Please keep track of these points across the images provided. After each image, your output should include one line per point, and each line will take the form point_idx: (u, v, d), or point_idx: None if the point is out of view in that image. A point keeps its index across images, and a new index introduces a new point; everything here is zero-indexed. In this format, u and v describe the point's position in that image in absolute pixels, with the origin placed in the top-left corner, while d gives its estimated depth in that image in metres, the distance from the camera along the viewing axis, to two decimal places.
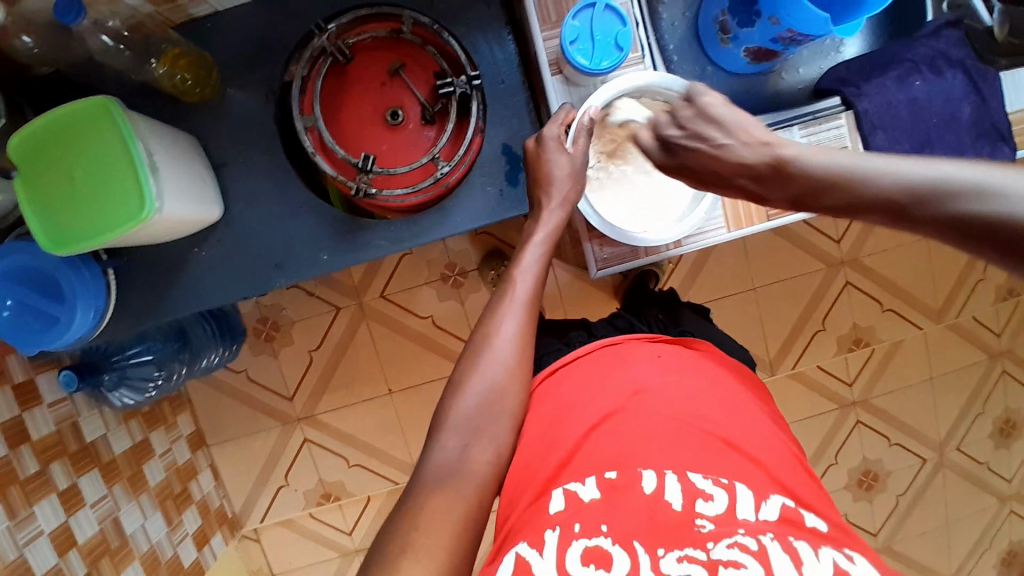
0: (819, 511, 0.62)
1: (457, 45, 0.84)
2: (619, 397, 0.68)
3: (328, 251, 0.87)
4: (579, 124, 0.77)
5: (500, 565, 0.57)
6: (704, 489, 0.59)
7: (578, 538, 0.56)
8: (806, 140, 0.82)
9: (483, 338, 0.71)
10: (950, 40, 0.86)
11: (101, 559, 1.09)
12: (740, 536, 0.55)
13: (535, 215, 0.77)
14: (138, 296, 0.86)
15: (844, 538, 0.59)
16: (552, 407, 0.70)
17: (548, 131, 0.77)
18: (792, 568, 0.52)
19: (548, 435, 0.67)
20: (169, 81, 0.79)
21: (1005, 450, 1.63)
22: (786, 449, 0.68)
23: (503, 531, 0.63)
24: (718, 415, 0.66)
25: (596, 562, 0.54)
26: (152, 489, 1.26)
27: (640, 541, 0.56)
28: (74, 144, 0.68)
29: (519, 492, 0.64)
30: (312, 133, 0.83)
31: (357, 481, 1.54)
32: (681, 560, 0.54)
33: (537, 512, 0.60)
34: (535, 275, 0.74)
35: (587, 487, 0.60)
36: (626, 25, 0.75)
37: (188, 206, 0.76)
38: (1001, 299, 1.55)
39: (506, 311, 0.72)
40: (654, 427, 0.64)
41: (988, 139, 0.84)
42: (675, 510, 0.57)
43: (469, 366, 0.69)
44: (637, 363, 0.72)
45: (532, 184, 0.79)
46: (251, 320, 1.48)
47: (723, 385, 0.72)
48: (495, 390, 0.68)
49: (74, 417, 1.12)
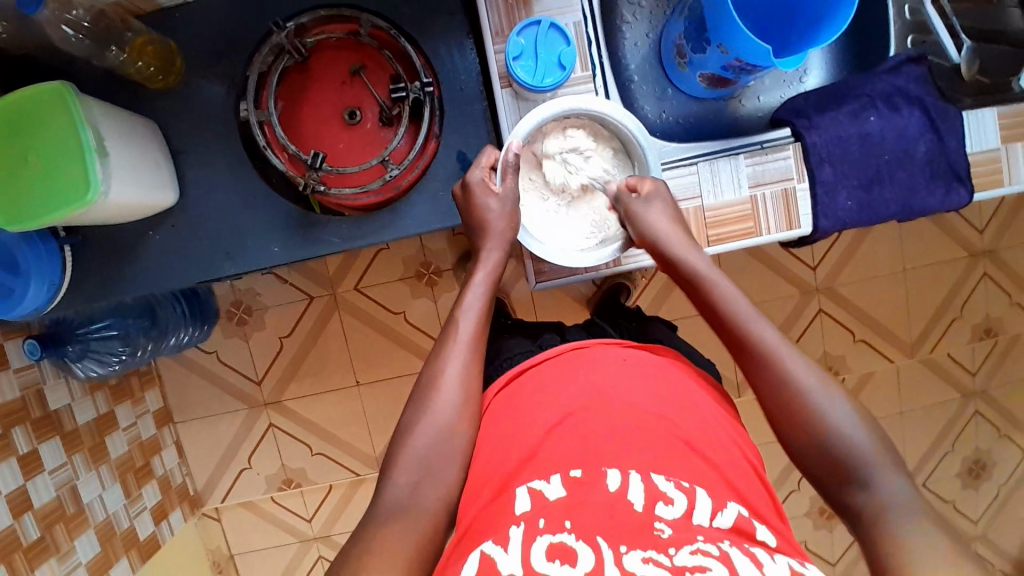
0: (773, 524, 0.62)
1: (412, 49, 0.86)
2: (583, 396, 0.67)
3: (279, 245, 0.89)
4: (504, 162, 0.79)
5: (462, 565, 0.55)
6: (666, 491, 0.58)
7: (542, 534, 0.54)
8: (750, 170, 0.84)
9: (429, 378, 0.69)
10: (910, 76, 0.86)
11: (55, 525, 1.12)
12: (701, 543, 0.54)
13: (474, 255, 0.79)
14: (92, 273, 0.88)
15: (792, 550, 0.60)
16: (517, 405, 0.70)
17: (472, 175, 0.80)
18: (752, 566, 0.52)
19: (509, 442, 0.66)
20: (132, 68, 0.82)
21: (972, 491, 1.59)
22: (743, 460, 0.66)
23: (460, 530, 0.62)
24: (681, 417, 0.66)
25: (560, 558, 0.52)
26: (113, 461, 1.29)
27: (603, 538, 0.54)
28: (27, 126, 0.71)
29: (478, 493, 0.63)
30: (266, 127, 0.86)
31: (318, 469, 1.55)
32: (645, 561, 0.52)
33: (501, 511, 0.59)
34: (478, 312, 0.73)
35: (552, 485, 0.59)
36: (570, 44, 0.79)
37: (138, 191, 0.78)
38: (977, 338, 1.53)
39: (451, 352, 0.70)
40: (618, 428, 0.63)
41: (943, 179, 0.85)
42: (636, 512, 0.56)
43: (416, 412, 0.67)
44: (604, 366, 0.71)
45: (469, 224, 0.81)
46: (225, 303, 1.49)
47: (689, 388, 0.71)
48: (442, 432, 0.66)
49: (39, 384, 1.15)
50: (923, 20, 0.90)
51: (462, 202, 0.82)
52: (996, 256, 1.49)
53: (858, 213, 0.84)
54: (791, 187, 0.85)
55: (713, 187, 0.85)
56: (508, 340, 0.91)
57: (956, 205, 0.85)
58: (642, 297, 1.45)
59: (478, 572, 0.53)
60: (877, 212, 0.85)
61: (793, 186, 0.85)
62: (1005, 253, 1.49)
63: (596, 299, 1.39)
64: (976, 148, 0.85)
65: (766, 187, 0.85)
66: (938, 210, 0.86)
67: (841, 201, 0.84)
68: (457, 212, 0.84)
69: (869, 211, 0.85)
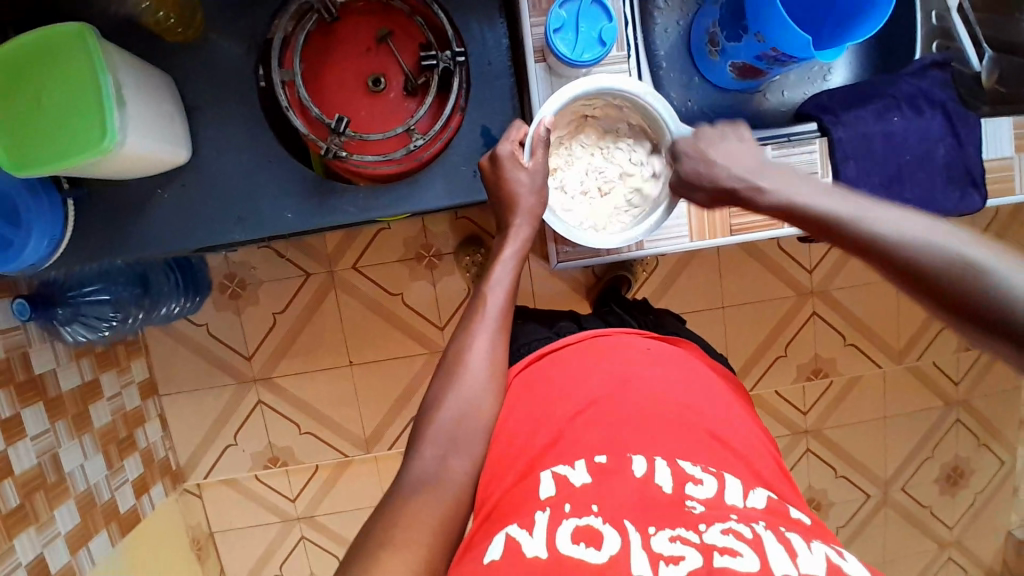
0: (806, 512, 0.62)
1: (445, 19, 0.84)
2: (610, 383, 0.67)
3: (294, 210, 0.86)
4: (534, 137, 0.78)
5: (486, 547, 0.54)
6: (694, 474, 0.58)
7: (568, 517, 0.53)
8: (776, 161, 0.84)
9: (457, 348, 0.70)
10: (934, 80, 0.87)
11: (36, 493, 1.08)
12: (734, 523, 0.53)
13: (504, 233, 0.79)
14: (92, 229, 0.84)
15: (825, 533, 0.59)
16: (543, 388, 0.69)
17: (501, 148, 0.79)
18: (786, 557, 0.49)
19: (534, 425, 0.65)
20: (152, 17, 0.81)
21: (949, 497, 1.62)
22: (773, 460, 0.66)
23: (484, 510, 0.61)
24: (707, 409, 0.66)
25: (585, 541, 0.51)
26: (96, 431, 1.25)
27: (631, 521, 0.53)
28: (41, 64, 0.68)
29: (503, 474, 0.63)
30: (289, 87, 0.83)
31: (305, 448, 1.52)
32: (672, 539, 0.51)
33: (526, 495, 0.58)
34: (506, 289, 0.74)
35: (577, 470, 0.58)
36: (611, 20, 0.78)
37: (154, 144, 0.76)
38: (963, 348, 1.55)
39: (479, 326, 0.71)
40: (644, 414, 0.63)
41: (959, 184, 0.85)
42: (665, 493, 0.56)
43: (440, 387, 0.67)
44: (633, 355, 0.71)
45: (497, 204, 0.80)
46: (218, 275, 1.44)
47: (714, 383, 0.71)
48: (468, 405, 0.66)
49: (25, 346, 1.10)
50: (947, 27, 0.91)
51: (490, 174, 0.80)
52: None
53: None
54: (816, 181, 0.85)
55: None
56: (524, 326, 0.89)
57: (970, 210, 0.86)
58: (643, 289, 1.45)
59: (503, 555, 0.51)
60: None
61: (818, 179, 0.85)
62: None
63: (598, 289, 1.37)
64: (992, 155, 0.86)
65: None
66: (953, 214, 0.86)
67: None
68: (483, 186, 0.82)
69: None
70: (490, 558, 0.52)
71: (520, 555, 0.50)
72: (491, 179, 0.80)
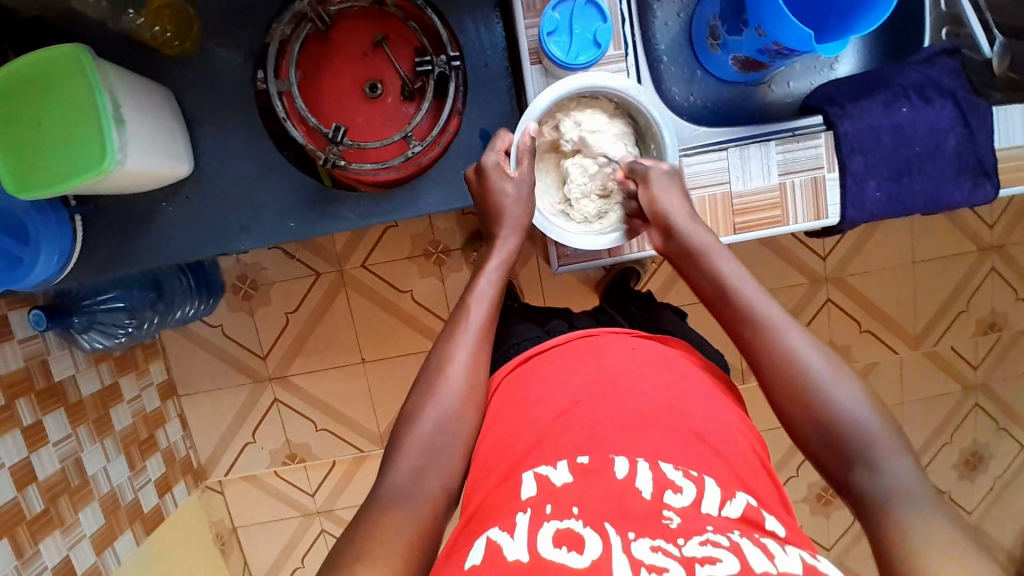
0: (784, 518, 0.61)
1: (439, 21, 0.84)
2: (591, 384, 0.67)
3: (296, 220, 0.87)
4: (520, 147, 0.78)
5: (468, 551, 0.54)
6: (675, 480, 0.57)
7: (549, 520, 0.53)
8: (780, 157, 0.83)
9: (438, 360, 0.70)
10: (944, 68, 0.84)
11: (60, 497, 1.11)
12: (710, 534, 0.53)
13: (491, 241, 0.79)
14: (101, 243, 0.86)
15: (801, 540, 0.59)
16: (524, 390, 0.70)
17: (487, 159, 0.79)
18: (764, 558, 0.51)
19: (517, 424, 0.66)
20: (149, 33, 0.81)
21: (968, 483, 1.60)
22: (751, 452, 0.66)
23: (467, 512, 0.62)
24: (690, 408, 0.66)
25: (567, 545, 0.51)
26: (117, 434, 1.28)
27: (611, 524, 0.53)
28: (39, 87, 0.68)
29: (488, 473, 0.63)
30: (286, 98, 0.83)
31: (322, 444, 1.55)
32: (654, 548, 0.51)
33: (507, 497, 0.58)
34: (490, 300, 0.74)
35: (558, 472, 0.58)
36: (606, 21, 0.78)
37: (155, 160, 0.77)
38: (981, 333, 1.52)
39: (462, 338, 0.71)
40: (626, 416, 0.63)
41: (970, 174, 0.83)
42: (645, 500, 0.56)
43: (422, 398, 0.67)
44: (615, 356, 0.71)
45: (484, 213, 0.81)
46: (231, 277, 1.46)
47: (697, 380, 0.71)
48: (449, 416, 0.67)
49: (43, 355, 1.13)
50: (958, 12, 0.88)
51: (476, 185, 0.81)
52: (1004, 251, 1.48)
53: (885, 204, 0.83)
54: (821, 176, 0.84)
55: (742, 174, 0.84)
56: (516, 325, 0.89)
57: (982, 201, 0.84)
58: (653, 280, 1.43)
59: (485, 558, 0.52)
60: (903, 206, 0.84)
61: (823, 175, 0.84)
62: (1014, 249, 1.48)
63: (606, 282, 1.36)
64: (1004, 143, 0.84)
65: (795, 176, 0.84)
66: (964, 205, 0.84)
67: (870, 192, 0.83)
68: (472, 197, 0.82)
69: (894, 204, 0.84)
70: (470, 562, 0.53)
71: (501, 558, 0.51)
72: (477, 190, 0.80)
